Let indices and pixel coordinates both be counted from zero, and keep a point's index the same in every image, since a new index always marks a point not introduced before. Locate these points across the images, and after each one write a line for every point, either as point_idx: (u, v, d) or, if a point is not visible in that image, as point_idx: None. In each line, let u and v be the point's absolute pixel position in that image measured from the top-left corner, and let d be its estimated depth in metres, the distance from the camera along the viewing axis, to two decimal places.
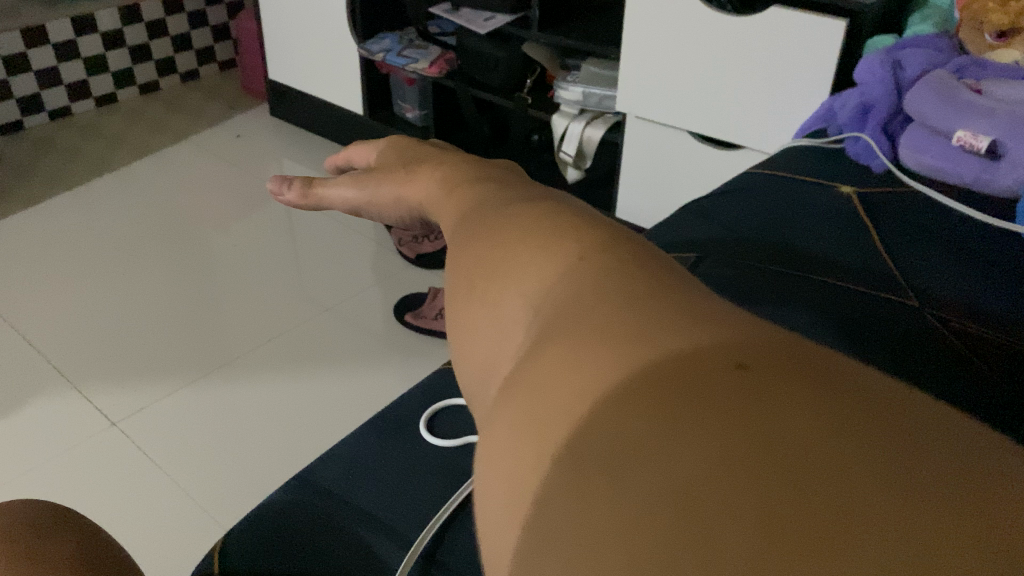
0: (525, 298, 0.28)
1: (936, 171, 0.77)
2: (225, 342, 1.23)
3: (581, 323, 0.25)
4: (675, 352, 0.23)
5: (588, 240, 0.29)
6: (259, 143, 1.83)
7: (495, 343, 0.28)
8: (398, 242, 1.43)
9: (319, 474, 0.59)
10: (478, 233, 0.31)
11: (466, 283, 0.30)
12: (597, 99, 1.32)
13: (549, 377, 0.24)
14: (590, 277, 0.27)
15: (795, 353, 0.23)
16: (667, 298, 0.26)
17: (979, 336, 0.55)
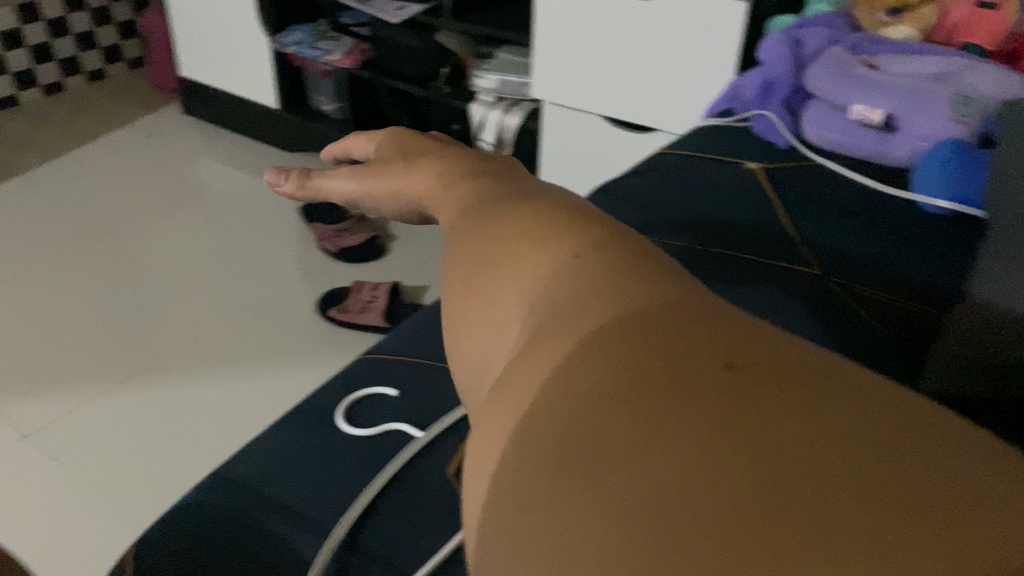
0: (518, 296, 0.26)
1: (840, 146, 0.83)
2: (146, 346, 1.18)
3: (574, 322, 0.24)
4: (661, 353, 0.21)
5: (582, 231, 0.27)
6: (173, 142, 1.78)
7: (486, 345, 0.27)
8: (319, 237, 1.41)
9: (235, 466, 0.53)
10: (473, 224, 0.30)
11: (459, 278, 0.29)
12: (512, 87, 1.36)
13: (538, 379, 0.23)
14: (587, 276, 0.25)
15: (797, 352, 0.22)
16: (663, 292, 0.24)
17: (880, 301, 0.63)
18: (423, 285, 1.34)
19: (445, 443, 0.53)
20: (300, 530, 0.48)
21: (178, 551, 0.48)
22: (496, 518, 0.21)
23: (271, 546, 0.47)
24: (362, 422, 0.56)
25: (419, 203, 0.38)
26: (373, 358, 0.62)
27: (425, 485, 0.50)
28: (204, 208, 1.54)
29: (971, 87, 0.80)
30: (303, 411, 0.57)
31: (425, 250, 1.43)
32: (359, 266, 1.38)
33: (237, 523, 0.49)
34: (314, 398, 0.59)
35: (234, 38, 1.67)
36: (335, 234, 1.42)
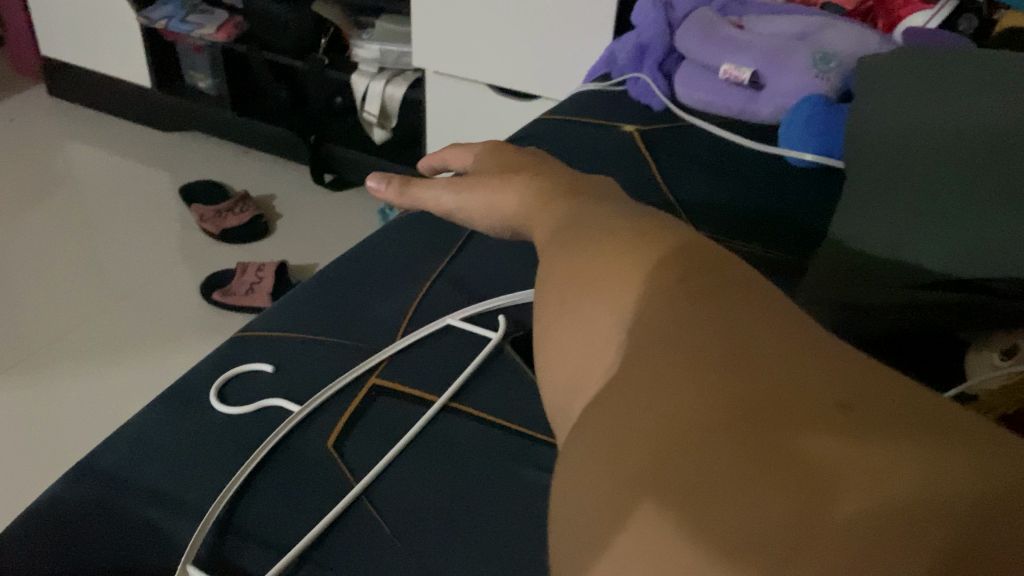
0: (614, 314, 0.30)
1: (707, 105, 0.87)
2: (12, 340, 1.12)
3: (682, 352, 0.27)
4: (777, 395, 0.24)
5: (686, 255, 0.31)
6: (39, 126, 1.69)
7: (576, 355, 0.30)
8: (200, 218, 1.36)
9: (99, 455, 0.51)
10: (573, 245, 0.34)
11: (558, 293, 0.33)
12: (394, 57, 1.34)
13: (652, 398, 0.26)
14: (682, 305, 0.29)
15: (898, 394, 0.25)
16: (780, 335, 0.27)
17: (760, 255, 0.65)
18: (312, 263, 1.31)
19: (324, 417, 0.53)
20: (171, 516, 0.46)
21: (38, 546, 0.45)
22: (585, 522, 0.24)
23: (141, 535, 0.45)
24: (237, 401, 0.54)
25: (525, 220, 0.41)
26: (249, 335, 0.61)
27: (302, 460, 0.50)
28: (73, 194, 1.46)
29: (829, 44, 0.82)
30: (173, 394, 0.55)
31: (314, 228, 1.40)
32: (244, 247, 1.34)
33: (104, 513, 0.47)
34: (185, 380, 0.57)
35: (98, 14, 1.59)
36: (217, 215, 1.37)
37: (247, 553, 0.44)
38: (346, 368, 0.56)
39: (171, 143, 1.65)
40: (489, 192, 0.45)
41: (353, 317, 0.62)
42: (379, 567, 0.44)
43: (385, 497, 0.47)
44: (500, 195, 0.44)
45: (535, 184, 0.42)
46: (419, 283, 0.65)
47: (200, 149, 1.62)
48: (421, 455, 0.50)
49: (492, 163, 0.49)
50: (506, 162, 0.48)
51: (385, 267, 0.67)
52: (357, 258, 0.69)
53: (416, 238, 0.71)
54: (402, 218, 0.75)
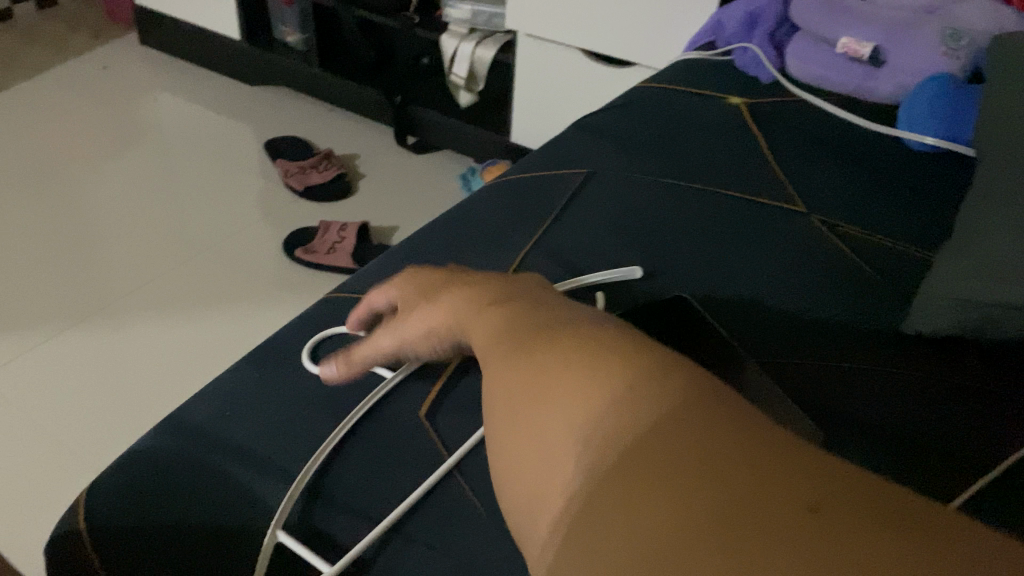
0: (569, 427, 0.29)
1: (821, 81, 0.81)
2: (98, 285, 1.14)
3: (647, 463, 0.26)
4: (751, 504, 0.24)
5: (630, 357, 0.30)
6: (130, 75, 1.71)
7: (537, 475, 0.29)
8: (285, 174, 1.36)
9: (190, 410, 0.50)
10: (523, 363, 0.33)
11: (513, 414, 0.32)
12: (486, 18, 1.31)
13: (631, 524, 0.25)
14: (633, 412, 0.28)
15: (855, 484, 0.24)
16: (734, 430, 0.27)
17: (888, 247, 0.61)
18: (392, 225, 1.30)
19: (415, 382, 0.51)
20: (261, 477, 0.45)
21: (128, 503, 0.44)
22: None
23: (230, 491, 0.44)
24: (328, 364, 0.53)
25: (462, 326, 0.40)
26: (339, 297, 0.59)
27: (392, 428, 0.48)
28: (160, 144, 1.48)
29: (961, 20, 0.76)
30: (264, 352, 0.54)
31: (394, 190, 1.39)
32: (324, 205, 1.34)
33: (195, 467, 0.46)
34: (277, 339, 0.55)
35: None
36: (301, 170, 1.37)
37: (336, 522, 0.43)
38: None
39: (255, 97, 1.65)
40: (424, 323, 0.42)
41: None
42: (470, 545, 0.42)
43: (475, 471, 0.46)
44: (429, 314, 0.42)
45: (462, 293, 0.41)
46: (515, 248, 0.62)
47: (283, 105, 1.62)
48: None
49: (410, 280, 0.47)
50: (432, 286, 0.45)
51: (479, 230, 0.65)
52: (452, 221, 0.66)
53: (513, 201, 0.68)
54: (498, 181, 0.72)
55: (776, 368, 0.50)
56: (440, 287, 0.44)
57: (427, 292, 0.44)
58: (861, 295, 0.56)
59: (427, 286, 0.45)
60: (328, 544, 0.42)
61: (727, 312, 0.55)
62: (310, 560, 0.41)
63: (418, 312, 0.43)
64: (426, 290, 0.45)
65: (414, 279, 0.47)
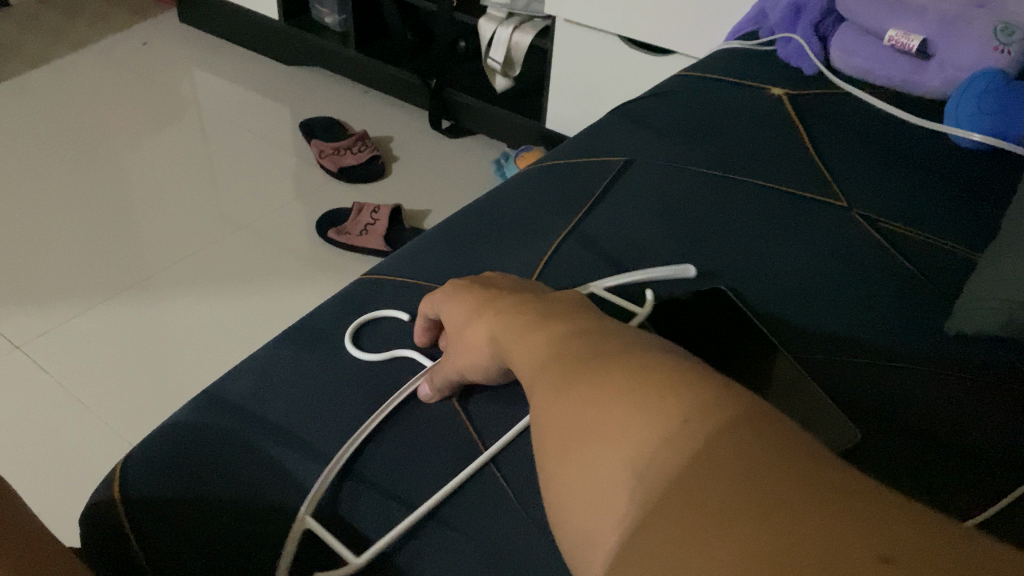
0: (626, 465, 0.28)
1: (866, 73, 0.80)
2: (134, 259, 1.16)
3: (707, 504, 0.26)
4: (816, 550, 0.23)
5: (683, 391, 0.30)
6: (168, 52, 1.73)
7: (591, 510, 0.28)
8: (319, 154, 1.37)
9: (227, 386, 0.50)
10: (570, 391, 0.32)
11: (561, 444, 0.31)
12: (524, 4, 1.29)
13: (686, 562, 0.24)
14: (695, 452, 0.27)
15: (925, 529, 0.23)
16: (801, 471, 0.26)
17: (933, 245, 0.59)
18: (424, 209, 1.30)
19: None
20: (296, 455, 0.45)
21: (164, 477, 0.45)
22: None
23: (265, 469, 0.45)
24: (365, 347, 0.53)
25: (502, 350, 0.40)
26: (375, 280, 0.59)
27: (426, 412, 0.48)
28: (197, 122, 1.49)
29: None
30: (299, 330, 0.54)
31: (428, 173, 1.39)
32: (357, 186, 1.34)
33: (229, 444, 0.46)
34: (312, 318, 0.56)
35: None
36: (336, 152, 1.37)
37: (372, 503, 0.43)
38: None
39: (291, 77, 1.65)
40: (468, 355, 0.43)
41: (481, 266, 0.59)
42: (506, 535, 0.42)
43: (512, 461, 0.45)
44: (472, 346, 0.42)
45: (501, 318, 0.41)
46: (551, 235, 0.61)
47: (318, 86, 1.62)
48: None
49: (451, 296, 0.46)
50: (469, 307, 0.44)
51: (515, 215, 0.64)
52: (489, 205, 0.66)
53: (549, 187, 0.67)
54: (535, 167, 0.71)
55: (812, 373, 0.49)
56: (481, 308, 0.43)
57: (465, 317, 0.44)
58: (898, 304, 0.55)
59: (463, 309, 0.44)
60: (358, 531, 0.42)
61: (769, 311, 0.54)
62: (333, 546, 0.41)
63: (466, 340, 0.43)
64: (465, 313, 0.44)
65: (453, 297, 0.46)
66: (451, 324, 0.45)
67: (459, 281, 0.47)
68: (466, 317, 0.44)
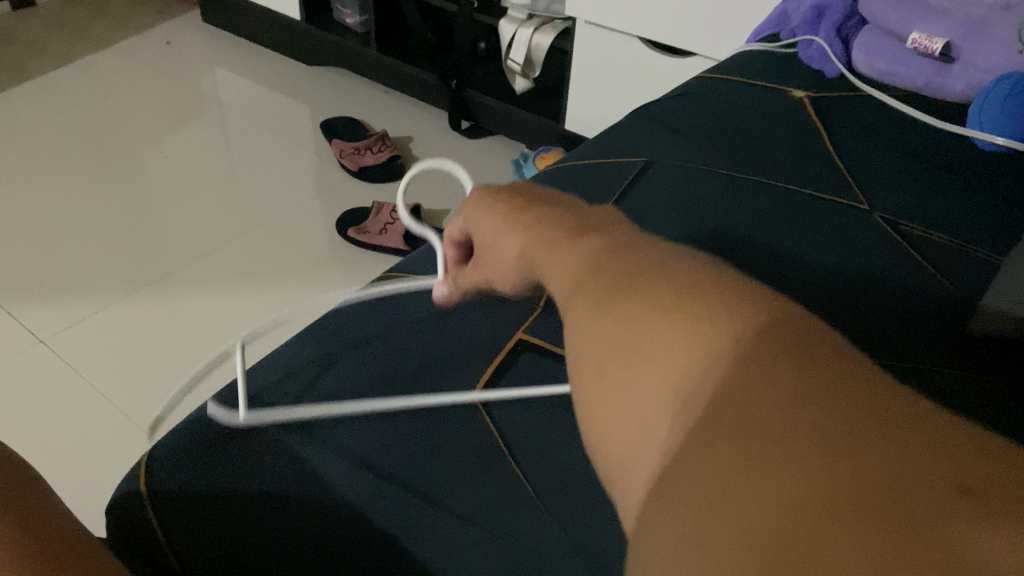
0: (667, 389, 0.27)
1: (889, 76, 0.80)
2: (154, 256, 1.17)
3: (752, 423, 0.24)
4: (882, 478, 0.21)
5: (731, 310, 0.28)
6: (191, 51, 1.74)
7: (629, 432, 0.27)
8: (340, 153, 1.38)
9: (252, 382, 0.50)
10: (605, 312, 0.31)
11: (596, 367, 0.30)
12: (545, 4, 1.29)
13: (732, 483, 0.23)
14: (742, 373, 0.26)
15: (996, 458, 0.22)
16: (855, 391, 0.24)
17: (955, 249, 0.59)
18: (443, 208, 1.31)
19: (471, 364, 0.51)
20: (320, 451, 0.46)
21: (191, 470, 0.45)
22: None
23: (290, 465, 0.45)
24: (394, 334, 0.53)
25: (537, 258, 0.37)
26: (397, 277, 0.59)
27: (449, 408, 0.48)
28: (219, 120, 1.50)
29: None
30: (322, 326, 0.55)
31: (446, 173, 1.40)
32: (376, 185, 1.35)
33: (254, 436, 0.46)
34: (334, 313, 0.56)
35: None
36: (355, 151, 1.38)
37: (394, 500, 0.43)
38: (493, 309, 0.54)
39: (312, 77, 1.67)
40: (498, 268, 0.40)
41: None
42: (530, 537, 0.42)
43: (533, 460, 0.46)
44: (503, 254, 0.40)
45: (536, 231, 0.38)
46: None
47: (339, 86, 1.64)
48: (570, 421, 0.48)
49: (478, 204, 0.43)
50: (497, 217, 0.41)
51: None
52: None
53: (570, 186, 0.67)
54: (555, 167, 0.71)
55: None
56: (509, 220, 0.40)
57: (491, 230, 0.41)
58: (920, 297, 0.55)
59: (492, 221, 0.41)
60: (379, 540, 0.42)
61: None
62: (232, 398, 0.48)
63: (495, 251, 0.40)
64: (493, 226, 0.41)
65: (481, 207, 0.43)
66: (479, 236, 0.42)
67: (488, 190, 0.44)
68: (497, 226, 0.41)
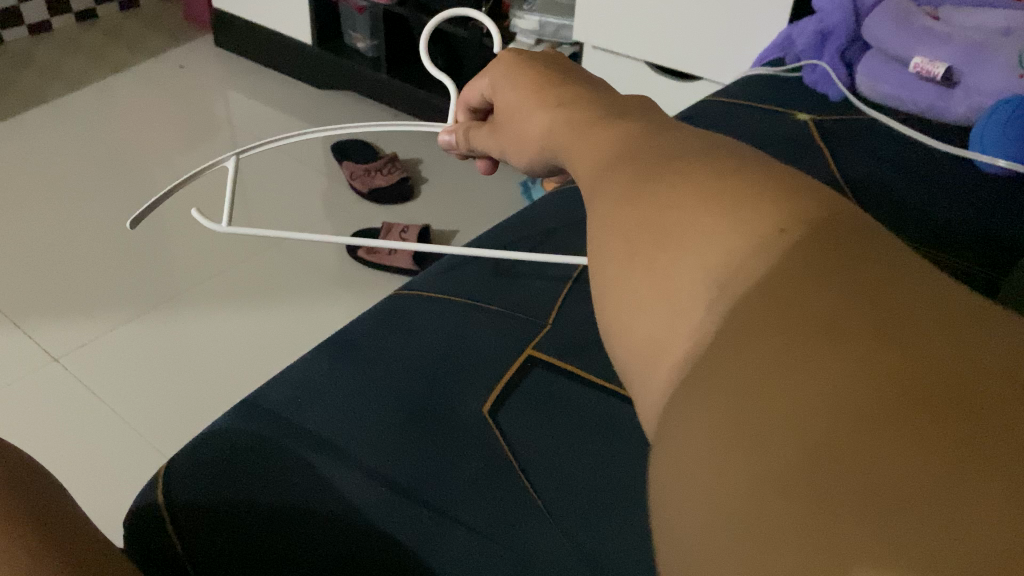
0: (703, 271, 0.23)
1: (892, 99, 0.81)
2: (166, 277, 1.18)
3: (798, 313, 0.20)
4: (943, 373, 0.18)
5: (774, 190, 0.24)
6: (204, 74, 1.77)
7: (655, 318, 0.23)
8: (350, 175, 1.39)
9: (265, 396, 0.51)
10: (634, 188, 0.26)
11: (620, 244, 0.25)
12: (553, 29, 1.35)
13: (768, 380, 0.19)
14: (798, 262, 0.21)
15: None
16: (903, 283, 0.20)
17: (959, 271, 0.60)
18: (453, 230, 1.33)
19: (480, 379, 0.52)
20: (331, 461, 0.46)
21: (206, 482, 0.46)
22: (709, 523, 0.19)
23: (301, 476, 0.46)
24: (412, 342, 0.55)
25: (584, 165, 0.31)
26: (409, 294, 0.60)
27: (462, 422, 0.49)
28: (231, 142, 1.52)
29: None
30: (338, 341, 0.56)
31: (456, 195, 1.42)
32: (387, 207, 1.37)
33: (265, 450, 0.47)
34: (350, 330, 0.57)
35: None
36: (366, 173, 1.40)
37: (402, 509, 0.44)
38: (496, 268, 0.56)
39: (322, 101, 1.69)
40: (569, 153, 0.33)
41: (513, 285, 0.61)
42: (541, 544, 0.43)
43: (546, 473, 0.47)
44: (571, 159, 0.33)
45: (564, 115, 0.35)
46: (579, 252, 0.63)
47: (349, 109, 1.66)
48: (580, 435, 0.49)
49: (509, 89, 0.40)
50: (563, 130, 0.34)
51: (544, 232, 0.66)
52: (519, 221, 0.68)
53: (579, 206, 0.69)
54: (564, 186, 0.73)
55: None
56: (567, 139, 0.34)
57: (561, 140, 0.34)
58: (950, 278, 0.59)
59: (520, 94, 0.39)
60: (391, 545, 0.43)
61: None
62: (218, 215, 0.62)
63: (522, 130, 0.38)
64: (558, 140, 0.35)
65: (507, 86, 0.41)
66: (508, 114, 0.40)
67: (514, 62, 0.42)
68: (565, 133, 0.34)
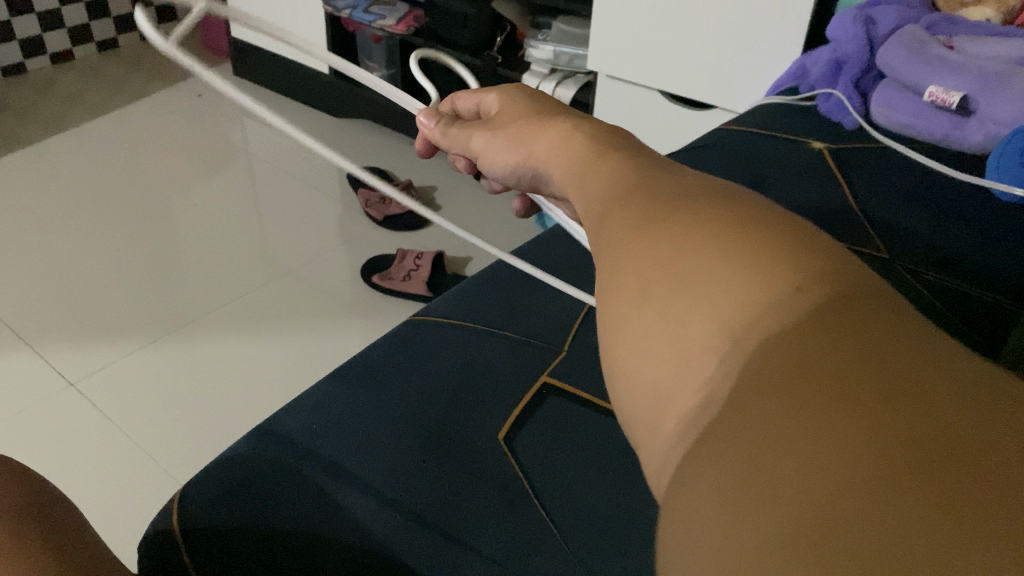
0: (713, 323, 0.23)
1: (907, 128, 0.81)
2: (182, 303, 1.19)
3: (811, 367, 0.20)
4: (955, 435, 0.18)
5: (788, 249, 0.24)
6: (221, 102, 1.80)
7: (662, 366, 0.23)
8: (365, 203, 1.41)
9: (282, 422, 0.51)
10: (644, 232, 0.26)
11: (627, 290, 0.25)
12: (568, 58, 1.37)
13: (782, 428, 0.19)
14: (819, 321, 0.21)
15: None
16: (913, 344, 0.20)
17: (979, 299, 0.60)
18: (467, 256, 1.33)
19: (491, 411, 0.52)
20: (345, 489, 0.46)
21: (220, 506, 0.46)
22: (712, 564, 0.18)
23: (313, 505, 0.45)
24: (425, 373, 0.54)
25: (585, 195, 0.31)
26: (422, 321, 0.60)
27: (474, 451, 0.49)
28: (247, 170, 1.54)
29: None
30: (354, 368, 0.56)
31: (468, 222, 1.42)
32: (400, 234, 1.38)
33: (281, 477, 0.47)
34: (365, 357, 0.57)
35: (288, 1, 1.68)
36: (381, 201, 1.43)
37: (410, 540, 0.44)
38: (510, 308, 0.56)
39: (336, 130, 1.71)
40: (571, 183, 0.33)
41: (526, 316, 0.60)
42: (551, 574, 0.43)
43: (561, 505, 0.46)
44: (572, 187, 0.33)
45: (572, 142, 0.35)
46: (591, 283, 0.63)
47: (362, 138, 1.67)
48: (591, 470, 0.49)
49: (522, 123, 0.41)
50: (567, 157, 0.34)
51: (553, 261, 0.66)
52: (534, 250, 0.68)
53: None
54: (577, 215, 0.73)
55: None
56: (568, 167, 0.34)
57: (563, 172, 0.34)
58: (969, 309, 0.59)
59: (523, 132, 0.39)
60: None
61: None
62: None
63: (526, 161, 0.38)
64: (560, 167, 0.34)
65: (518, 124, 0.41)
66: (513, 147, 0.40)
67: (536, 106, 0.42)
68: (567, 159, 0.34)
